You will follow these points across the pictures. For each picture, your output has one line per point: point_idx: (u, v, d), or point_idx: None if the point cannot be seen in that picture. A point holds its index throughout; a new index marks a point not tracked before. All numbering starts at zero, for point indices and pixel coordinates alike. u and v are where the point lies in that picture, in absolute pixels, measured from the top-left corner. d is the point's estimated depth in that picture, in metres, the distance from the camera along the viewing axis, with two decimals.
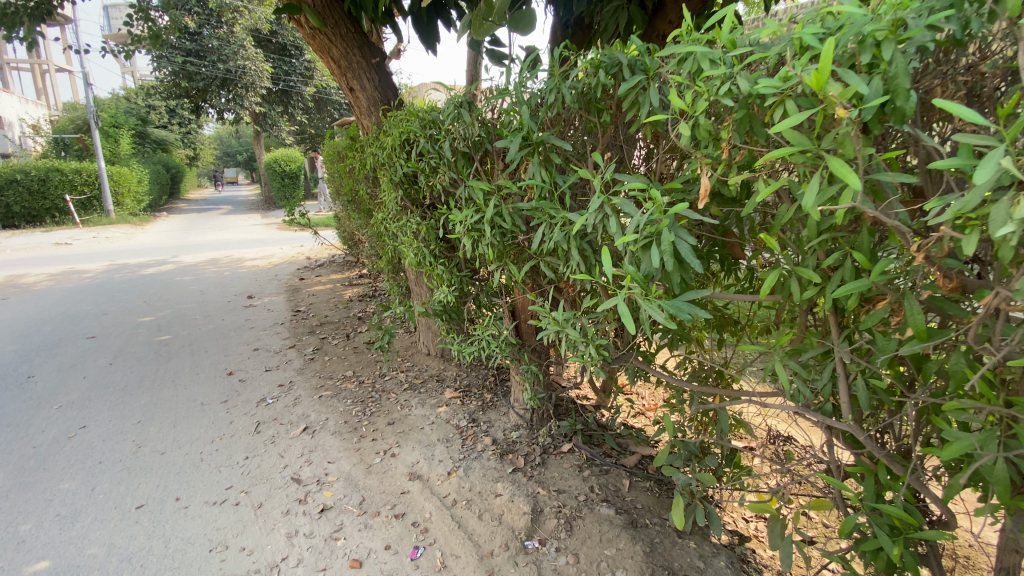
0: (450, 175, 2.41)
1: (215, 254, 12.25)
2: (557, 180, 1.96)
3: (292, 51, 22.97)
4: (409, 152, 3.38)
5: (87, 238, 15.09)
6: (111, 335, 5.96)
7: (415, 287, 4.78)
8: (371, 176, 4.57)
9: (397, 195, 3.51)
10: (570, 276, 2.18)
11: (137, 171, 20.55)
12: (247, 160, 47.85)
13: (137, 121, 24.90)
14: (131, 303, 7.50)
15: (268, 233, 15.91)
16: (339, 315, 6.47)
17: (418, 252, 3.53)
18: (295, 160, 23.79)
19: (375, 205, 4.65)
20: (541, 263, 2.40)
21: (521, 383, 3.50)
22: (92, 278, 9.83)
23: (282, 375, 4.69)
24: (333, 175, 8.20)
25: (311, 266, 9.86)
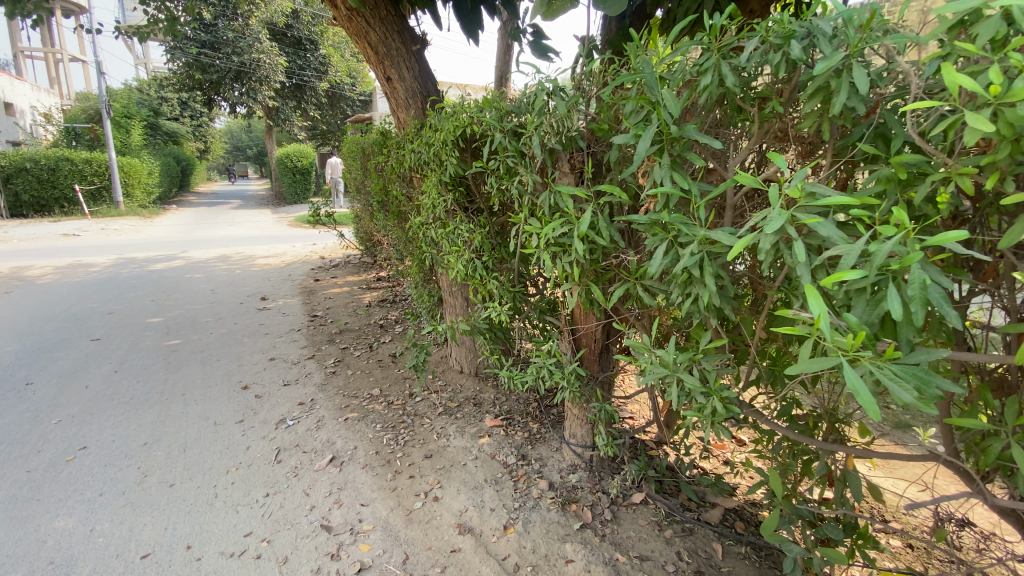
0: (533, 178, 1.99)
1: (225, 251, 11.86)
2: (694, 188, 1.50)
3: (307, 46, 22.70)
4: (461, 149, 2.95)
5: (96, 230, 14.79)
6: (118, 337, 5.57)
7: (449, 298, 4.35)
8: (407, 177, 4.14)
9: (445, 197, 3.09)
10: (690, 309, 1.72)
11: (148, 163, 20.30)
12: (258, 154, 47.64)
13: (150, 112, 24.67)
14: (139, 301, 7.12)
15: (279, 230, 15.54)
16: (359, 322, 6.05)
17: (467, 263, 3.10)
18: (307, 156, 23.50)
19: (411, 208, 4.23)
20: (638, 286, 1.93)
21: (581, 418, 3.06)
22: (98, 272, 9.46)
23: (302, 391, 4.26)
24: (354, 172, 7.81)
25: (324, 266, 9.44)
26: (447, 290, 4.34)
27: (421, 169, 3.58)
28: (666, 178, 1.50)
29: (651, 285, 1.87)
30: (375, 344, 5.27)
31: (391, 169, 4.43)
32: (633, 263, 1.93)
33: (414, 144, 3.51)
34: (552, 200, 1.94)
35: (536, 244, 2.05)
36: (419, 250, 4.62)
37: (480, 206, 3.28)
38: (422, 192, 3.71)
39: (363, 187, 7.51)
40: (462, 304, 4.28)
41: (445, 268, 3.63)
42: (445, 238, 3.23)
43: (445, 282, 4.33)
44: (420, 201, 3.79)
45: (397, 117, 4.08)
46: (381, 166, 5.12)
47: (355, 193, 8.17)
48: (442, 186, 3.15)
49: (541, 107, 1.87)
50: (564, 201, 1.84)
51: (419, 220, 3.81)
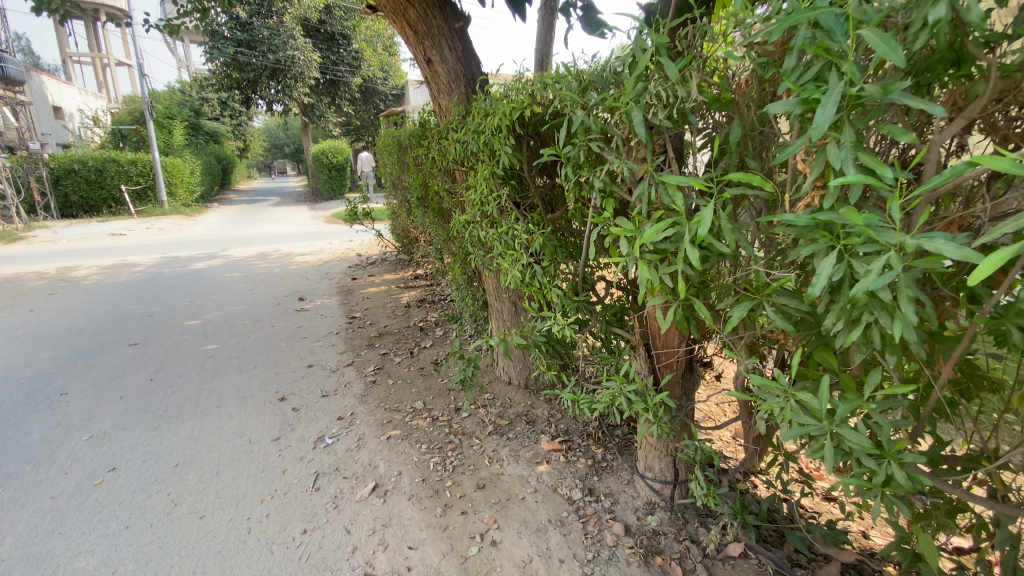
0: (628, 166, 1.55)
1: (263, 249, 11.83)
2: (893, 177, 1.06)
3: (340, 41, 22.68)
4: (517, 136, 2.52)
5: (141, 229, 15.13)
6: (156, 342, 5.43)
7: (496, 303, 3.95)
8: (450, 172, 3.75)
9: (498, 193, 2.67)
10: (854, 344, 1.31)
11: (190, 162, 20.72)
12: (296, 150, 48.46)
13: (191, 113, 25.21)
14: (178, 302, 7.04)
15: (315, 227, 15.50)
16: (398, 325, 5.74)
17: (524, 269, 2.68)
18: (342, 151, 23.56)
19: (456, 206, 3.85)
20: (767, 305, 1.51)
21: (660, 448, 2.62)
22: (142, 272, 9.53)
23: (341, 402, 3.95)
24: (390, 167, 7.52)
25: (361, 264, 9.21)
26: (493, 293, 3.94)
27: (467, 162, 3.18)
28: (849, 163, 1.08)
29: (787, 303, 1.45)
30: (416, 348, 4.94)
31: (433, 164, 4.05)
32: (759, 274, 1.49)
33: (459, 133, 3.10)
34: (654, 194, 1.52)
35: (628, 252, 1.63)
36: (464, 250, 4.25)
37: (537, 202, 2.85)
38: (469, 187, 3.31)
39: (399, 183, 7.20)
40: (511, 309, 3.87)
41: (496, 273, 3.22)
42: (496, 238, 2.82)
43: (491, 285, 3.92)
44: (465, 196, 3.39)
45: (438, 105, 3.68)
46: (420, 160, 4.76)
47: (391, 188, 7.87)
48: (494, 179, 2.73)
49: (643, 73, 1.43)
50: (675, 197, 1.41)
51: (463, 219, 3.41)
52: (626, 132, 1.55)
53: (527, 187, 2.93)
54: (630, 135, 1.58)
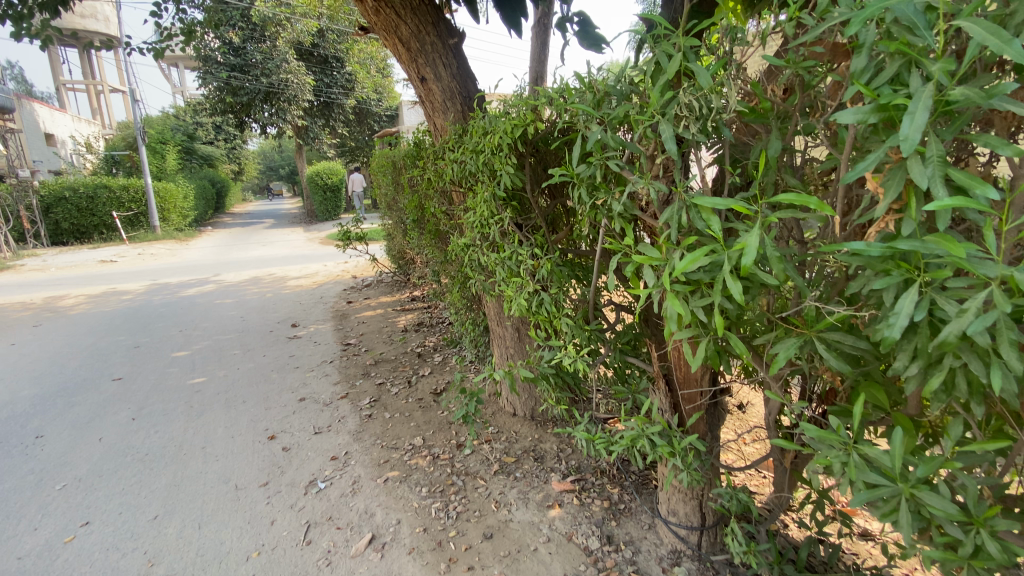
0: (653, 187, 1.34)
1: (257, 273, 11.60)
2: (995, 197, 0.86)
3: (333, 64, 22.80)
4: (518, 155, 2.34)
5: (133, 255, 14.92)
6: (141, 376, 5.17)
7: (498, 330, 3.74)
8: (447, 194, 3.57)
9: (500, 215, 2.47)
10: (930, 388, 1.13)
11: (184, 187, 20.62)
12: (290, 172, 48.50)
13: (184, 137, 25.15)
14: (167, 332, 6.79)
15: (310, 249, 15.29)
16: (395, 351, 5.51)
17: (531, 297, 2.47)
18: (337, 172, 23.52)
19: (455, 229, 3.66)
20: (816, 343, 1.36)
21: (684, 493, 2.39)
22: (131, 300, 9.27)
23: (335, 439, 3.70)
24: (384, 188, 7.35)
25: (356, 287, 9.00)
26: (495, 319, 3.73)
27: (465, 183, 2.99)
28: (937, 181, 0.89)
29: (841, 341, 1.30)
30: (414, 377, 4.71)
31: (429, 185, 3.87)
32: (808, 309, 1.29)
33: (456, 153, 2.91)
34: (684, 220, 1.32)
35: (656, 285, 1.42)
36: (463, 274, 4.05)
37: (541, 223, 2.66)
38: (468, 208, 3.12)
39: (394, 204, 7.03)
40: (514, 336, 3.65)
41: (499, 300, 3.01)
42: (499, 264, 2.61)
43: (492, 311, 3.71)
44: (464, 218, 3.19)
45: (432, 124, 3.52)
46: (415, 181, 4.58)
47: (386, 209, 7.69)
48: (495, 201, 2.54)
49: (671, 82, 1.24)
50: (712, 223, 1.22)
51: (462, 242, 3.21)
52: (651, 149, 1.35)
53: (530, 209, 2.73)
54: (654, 152, 1.38)
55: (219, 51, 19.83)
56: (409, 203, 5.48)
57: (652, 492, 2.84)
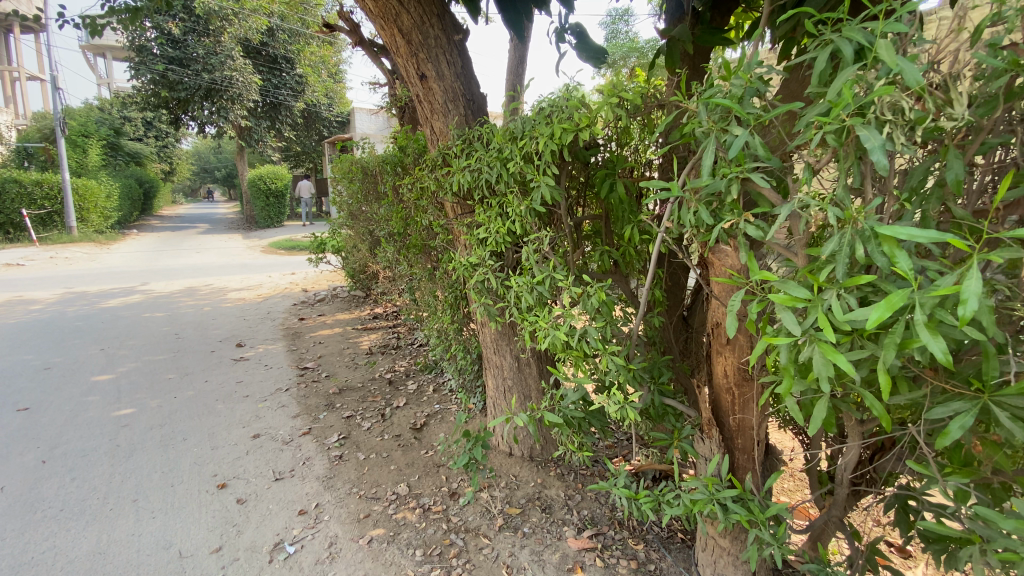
0: (833, 211, 1.03)
1: (192, 282, 10.53)
2: None
3: (283, 65, 21.76)
4: (558, 165, 2.01)
5: (44, 258, 13.26)
6: (53, 405, 4.34)
7: (495, 359, 3.34)
8: (447, 206, 3.18)
9: (536, 232, 2.11)
10: None
11: (108, 186, 18.76)
12: (228, 175, 45.75)
13: (110, 131, 23.02)
14: (86, 350, 5.86)
15: (252, 257, 14.17)
16: (361, 376, 4.97)
17: (571, 329, 2.05)
18: (282, 177, 22.31)
19: (454, 246, 3.25)
20: (995, 407, 1.11)
21: (737, 560, 2.08)
22: (40, 311, 8.07)
23: (301, 487, 3.16)
24: (348, 196, 6.81)
25: (309, 301, 8.27)
26: (492, 348, 3.33)
27: (476, 195, 2.62)
28: None
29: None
30: (388, 408, 4.20)
31: (423, 195, 3.45)
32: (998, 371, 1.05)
33: (470, 159, 2.53)
34: (857, 255, 1.02)
35: (799, 333, 1.13)
36: (456, 294, 3.63)
37: (569, 245, 2.34)
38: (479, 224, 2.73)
39: (360, 214, 6.48)
40: (513, 367, 3.28)
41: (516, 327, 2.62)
42: (526, 289, 2.23)
43: (490, 338, 3.32)
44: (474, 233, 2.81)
45: (430, 130, 3.13)
46: (399, 191, 4.14)
47: (347, 219, 7.11)
48: (529, 216, 2.18)
49: (874, 82, 0.97)
50: (906, 262, 0.94)
51: (468, 261, 2.81)
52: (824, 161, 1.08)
53: (559, 227, 2.40)
54: (821, 166, 1.11)
55: (156, 42, 18.39)
56: (383, 214, 5.02)
57: (681, 549, 2.53)
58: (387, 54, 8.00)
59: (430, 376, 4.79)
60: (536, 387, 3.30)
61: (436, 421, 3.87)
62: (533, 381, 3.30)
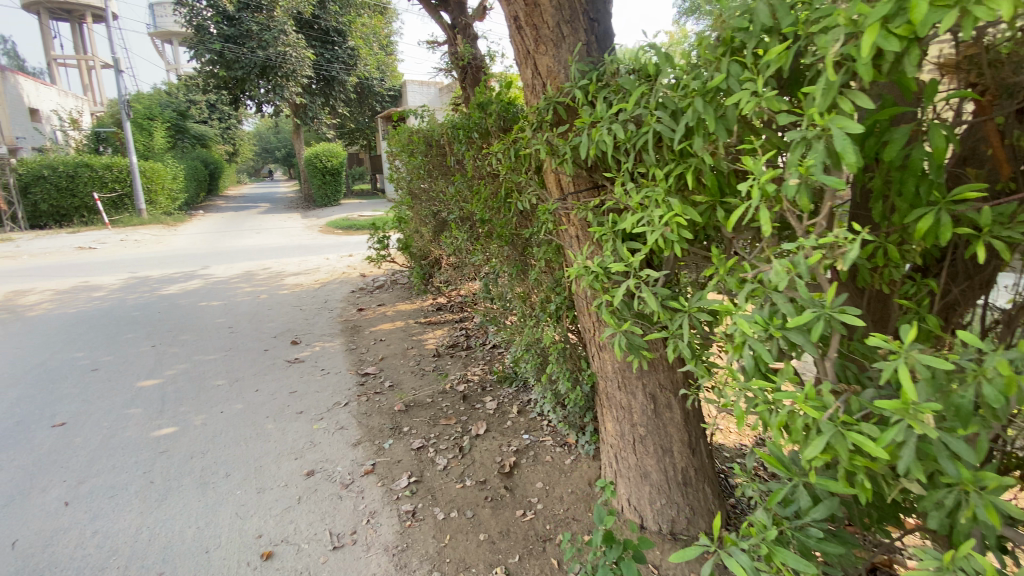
0: None
1: (250, 266, 10.18)
2: None
3: (335, 38, 21.20)
4: (866, 84, 0.98)
5: (116, 241, 13.52)
6: (93, 419, 3.83)
7: (619, 399, 2.39)
8: (561, 180, 2.21)
9: (850, 234, 0.98)
10: None
11: (174, 167, 19.11)
12: (287, 155, 46.80)
13: (175, 114, 23.48)
14: (138, 346, 5.44)
15: (310, 238, 13.79)
16: (429, 386, 4.17)
17: (893, 435, 0.98)
18: (337, 155, 21.96)
19: (568, 239, 2.29)
20: None
21: None
22: (102, 299, 7.88)
23: (363, 563, 2.37)
24: (408, 172, 5.99)
25: (367, 287, 7.62)
26: (615, 383, 2.38)
27: (629, 162, 1.62)
28: None
29: None
30: (465, 435, 3.37)
31: (520, 166, 2.49)
32: None
33: (632, 92, 1.45)
34: None
35: None
36: (563, 300, 2.70)
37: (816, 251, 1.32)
38: (626, 207, 1.74)
39: (421, 192, 5.65)
40: (648, 411, 2.33)
41: (693, 370, 1.61)
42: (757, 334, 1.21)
43: (612, 369, 2.37)
44: (613, 222, 1.83)
45: (536, 68, 2.15)
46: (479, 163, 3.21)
47: (407, 197, 6.29)
48: (813, 195, 1.08)
49: None
50: None
51: (601, 264, 1.82)
52: None
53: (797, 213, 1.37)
54: None
55: (212, 21, 18.28)
56: (454, 194, 4.15)
57: None
58: (446, 9, 7.03)
59: (511, 391, 3.92)
60: (681, 439, 2.36)
61: (528, 463, 3.00)
62: (677, 431, 2.35)
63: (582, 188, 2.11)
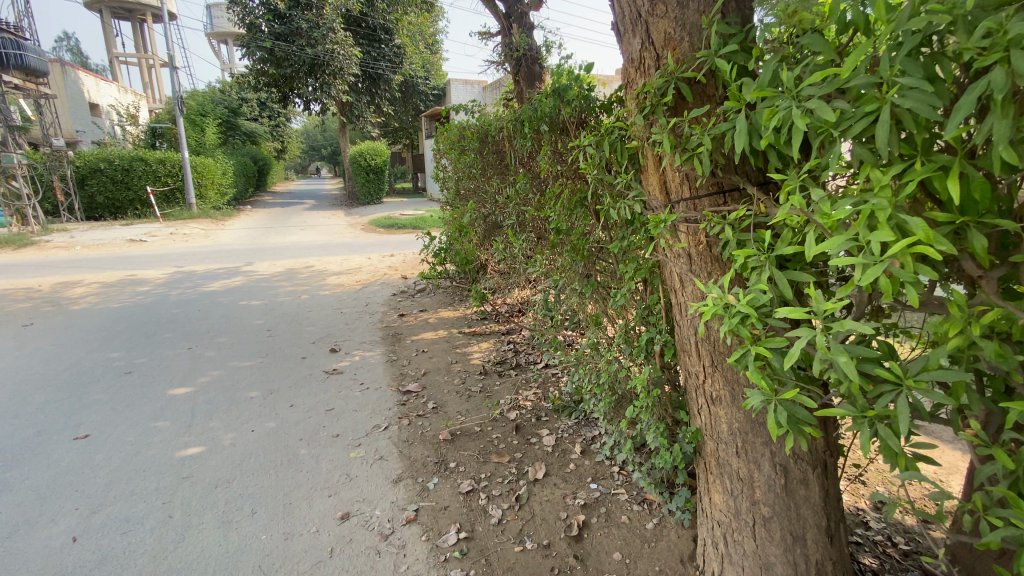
0: None
1: (292, 264, 10.02)
2: None
3: (382, 36, 21.17)
4: None
5: (166, 234, 13.77)
6: (117, 433, 3.54)
7: (734, 467, 1.88)
8: (671, 183, 1.72)
9: None
10: None
11: (223, 163, 19.50)
12: (332, 153, 47.75)
13: (227, 111, 24.05)
14: (173, 348, 5.22)
15: (351, 236, 13.61)
16: (476, 407, 3.71)
17: None
18: (380, 153, 21.91)
19: (676, 260, 1.78)
20: None
21: None
22: (145, 294, 7.83)
23: None
24: (456, 170, 5.56)
25: (408, 291, 7.26)
26: (730, 448, 1.88)
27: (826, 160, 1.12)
28: None
29: None
30: (521, 478, 2.87)
31: (614, 164, 1.99)
32: None
33: (855, 53, 0.95)
34: None
35: None
36: (658, 332, 2.16)
37: None
38: (800, 228, 1.24)
39: (470, 193, 5.21)
40: (774, 487, 1.81)
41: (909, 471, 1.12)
42: None
43: (728, 431, 1.87)
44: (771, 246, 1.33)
45: (648, 35, 1.67)
46: (549, 161, 2.69)
47: (455, 197, 5.87)
48: None
49: None
50: None
51: (752, 305, 1.32)
52: None
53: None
54: None
55: (263, 19, 18.49)
56: (513, 195, 3.65)
57: None
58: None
59: (571, 424, 3.40)
60: (818, 526, 1.81)
61: (600, 523, 2.49)
62: (811, 515, 1.81)
63: (705, 195, 1.61)
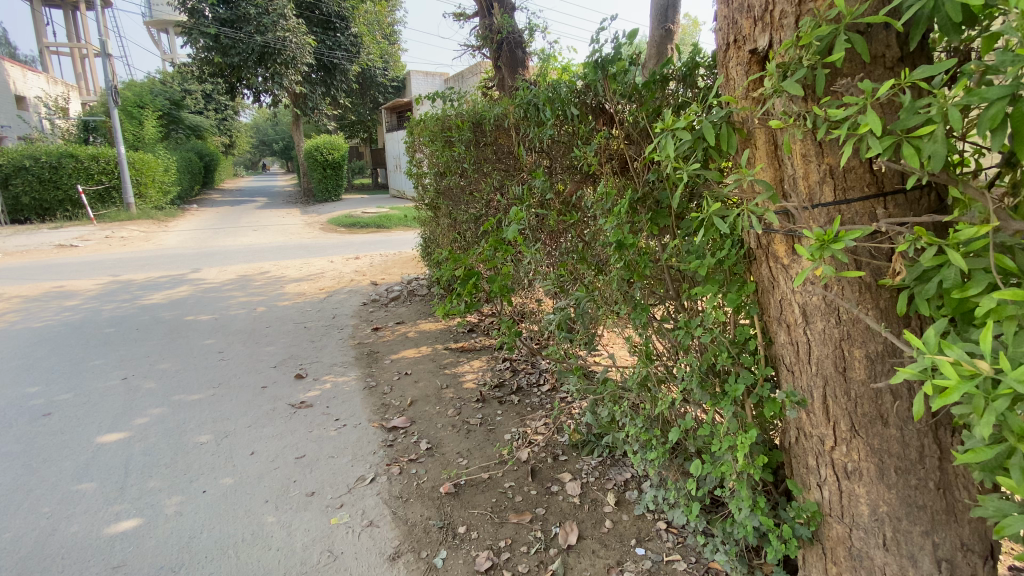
0: None
1: (246, 270, 9.07)
2: None
3: (337, 25, 20.01)
4: None
5: (101, 237, 12.44)
6: (24, 502, 2.77)
7: (878, 563, 1.40)
8: (786, 182, 1.34)
9: None
10: None
11: (166, 159, 17.97)
12: (285, 149, 45.67)
13: (169, 103, 22.30)
14: (105, 379, 4.38)
15: (310, 237, 12.66)
16: (478, 446, 3.13)
17: None
18: (338, 148, 20.75)
19: (804, 283, 1.38)
20: None
21: None
22: (74, 309, 6.80)
23: None
24: (437, 165, 4.94)
25: (381, 300, 6.57)
26: (872, 538, 1.40)
27: None
28: None
29: None
30: (550, 546, 2.32)
31: (704, 147, 1.42)
32: None
33: None
34: None
35: None
36: (757, 380, 1.59)
37: None
38: None
39: (455, 191, 4.61)
40: None
41: None
42: None
43: (871, 516, 1.40)
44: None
45: None
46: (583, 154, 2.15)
47: (434, 195, 5.25)
48: None
49: None
50: None
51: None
52: None
53: None
54: None
55: (207, 4, 17.15)
56: (523, 194, 3.08)
57: None
58: None
59: (595, 463, 2.86)
60: None
61: None
62: None
63: (857, 198, 1.24)
